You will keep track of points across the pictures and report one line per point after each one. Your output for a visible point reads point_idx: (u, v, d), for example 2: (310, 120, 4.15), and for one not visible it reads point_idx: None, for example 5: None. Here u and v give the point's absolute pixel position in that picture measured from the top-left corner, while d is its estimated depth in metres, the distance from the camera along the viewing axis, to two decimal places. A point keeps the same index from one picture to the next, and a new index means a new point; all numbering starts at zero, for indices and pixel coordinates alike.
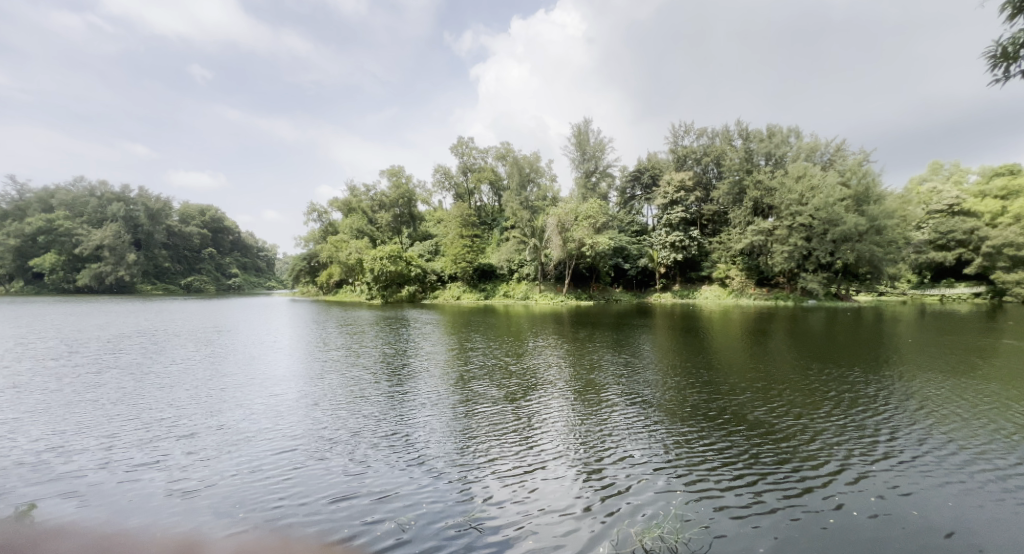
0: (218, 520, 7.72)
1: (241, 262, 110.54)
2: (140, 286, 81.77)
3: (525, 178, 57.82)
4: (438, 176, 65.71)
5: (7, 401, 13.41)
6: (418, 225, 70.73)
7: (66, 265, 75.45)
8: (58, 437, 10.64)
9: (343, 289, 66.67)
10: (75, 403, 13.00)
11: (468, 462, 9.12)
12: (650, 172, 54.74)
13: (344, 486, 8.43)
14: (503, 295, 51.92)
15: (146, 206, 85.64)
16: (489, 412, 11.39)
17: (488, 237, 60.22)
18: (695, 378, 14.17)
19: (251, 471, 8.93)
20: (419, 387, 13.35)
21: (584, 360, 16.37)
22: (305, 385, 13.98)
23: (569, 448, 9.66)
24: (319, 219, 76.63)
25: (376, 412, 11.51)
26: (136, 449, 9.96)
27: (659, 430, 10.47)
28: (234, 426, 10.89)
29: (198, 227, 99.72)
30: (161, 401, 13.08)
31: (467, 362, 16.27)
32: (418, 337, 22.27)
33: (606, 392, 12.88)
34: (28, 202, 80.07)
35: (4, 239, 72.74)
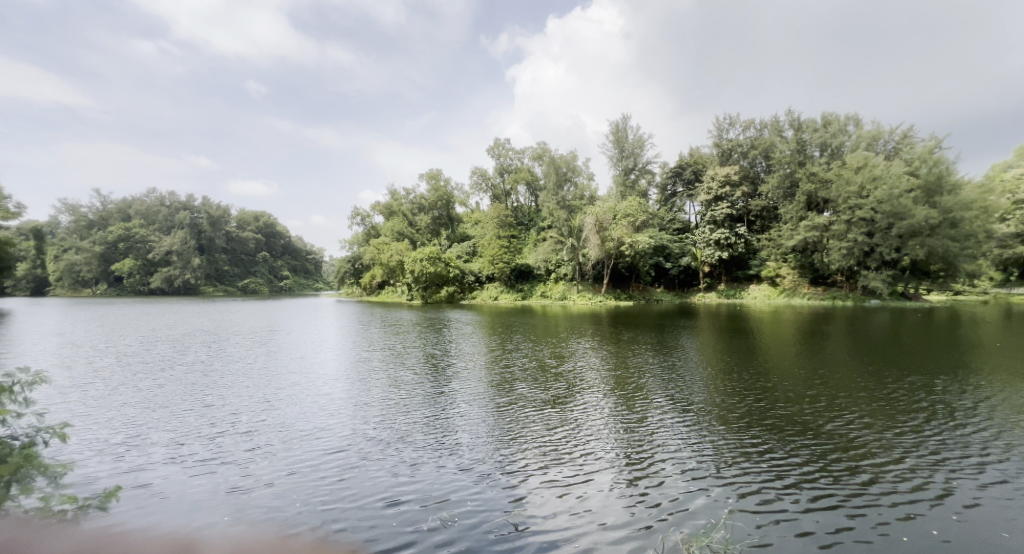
0: (277, 518, 7.85)
1: (294, 265, 114.79)
2: (204, 289, 86.71)
3: (563, 177, 57.49)
4: (476, 178, 66.24)
5: (87, 394, 14.30)
6: (457, 227, 71.43)
7: (142, 269, 81.87)
8: (133, 430, 11.22)
9: (386, 290, 68.10)
10: (144, 399, 13.71)
11: (514, 468, 9.05)
12: (692, 167, 53.74)
13: (398, 489, 8.44)
14: (541, 296, 51.90)
15: (209, 214, 90.76)
16: (534, 415, 11.35)
17: (526, 237, 60.27)
18: (751, 383, 13.77)
19: (313, 471, 9.07)
20: (463, 389, 13.41)
21: (628, 363, 16.16)
22: (353, 385, 14.32)
23: (615, 455, 9.48)
24: (362, 222, 78.48)
25: (422, 412, 11.65)
26: (202, 444, 10.33)
27: (710, 440, 10.17)
28: (290, 425, 11.12)
29: (254, 232, 104.28)
30: (222, 398, 13.54)
31: (509, 362, 16.35)
32: (460, 338, 22.48)
33: (652, 396, 12.69)
34: (109, 212, 87.41)
35: (90, 246, 79.56)
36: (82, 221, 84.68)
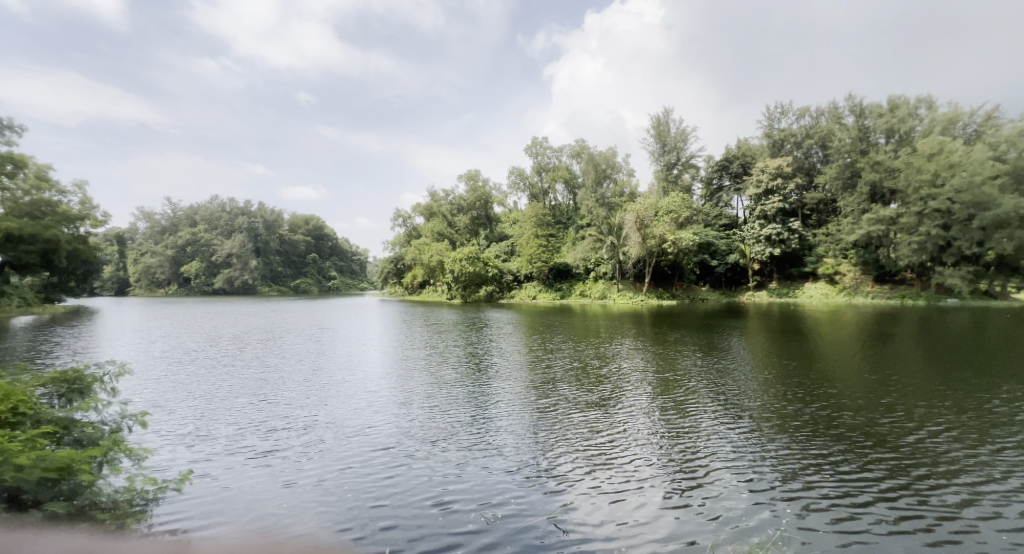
0: (328, 511, 7.84)
1: (341, 265, 117.63)
2: (260, 289, 90.74)
3: (602, 174, 56.64)
4: (513, 177, 66.20)
5: (153, 388, 14.98)
6: (496, 227, 71.62)
7: (207, 271, 88.06)
8: (201, 422, 11.70)
9: (427, 289, 68.85)
10: (206, 393, 14.23)
11: (556, 471, 8.89)
12: (739, 161, 52.33)
13: (448, 490, 8.32)
14: (579, 295, 51.52)
15: (264, 219, 94.76)
16: (577, 417, 11.23)
17: (563, 236, 59.77)
18: (811, 389, 13.09)
19: (366, 469, 9.08)
20: (504, 390, 13.34)
21: (672, 365, 15.74)
22: (394, 384, 14.37)
23: (662, 462, 9.20)
24: (404, 223, 79.83)
25: (465, 413, 11.62)
26: (260, 439, 10.57)
27: (764, 449, 9.74)
28: (343, 423, 11.25)
29: (303, 235, 107.45)
30: (277, 394, 13.88)
31: (549, 362, 16.26)
32: (499, 337, 22.38)
33: (698, 399, 12.38)
34: (179, 218, 95.22)
35: (163, 250, 85.89)
36: (157, 228, 94.16)
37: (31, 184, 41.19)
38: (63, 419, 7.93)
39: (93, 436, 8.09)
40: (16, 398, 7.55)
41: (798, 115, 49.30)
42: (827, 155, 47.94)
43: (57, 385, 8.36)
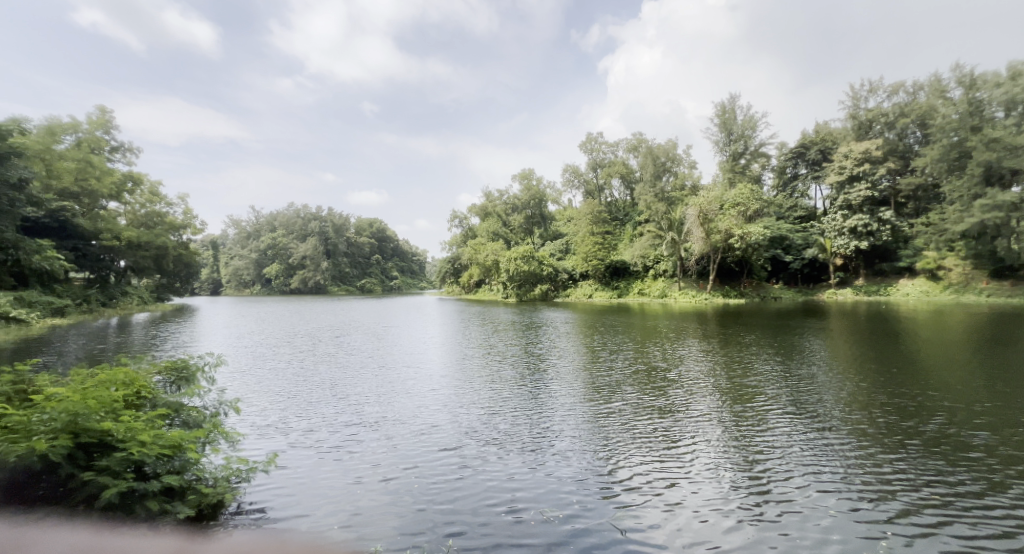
0: (393, 509, 7.62)
1: (402, 266, 120.79)
2: (331, 289, 95.16)
3: (661, 168, 55.18)
4: (568, 175, 65.77)
5: (240, 380, 15.83)
6: (550, 225, 71.33)
7: (283, 272, 93.47)
8: (276, 414, 12.17)
9: (483, 288, 69.45)
10: (287, 386, 14.89)
11: (614, 475, 8.50)
12: (817, 146, 50.15)
13: (514, 494, 7.92)
14: (638, 293, 50.75)
15: (333, 222, 99.49)
16: (635, 421, 10.83)
17: (620, 233, 58.71)
18: (910, 399, 11.85)
19: (424, 464, 9.01)
20: (560, 392, 13.07)
21: (740, 369, 15.00)
22: (453, 384, 14.35)
23: (730, 469, 8.66)
24: (460, 224, 80.97)
25: (521, 414, 11.40)
26: (331, 434, 10.75)
27: (845, 458, 8.95)
28: (408, 421, 11.24)
29: (368, 237, 111.28)
30: (348, 390, 14.19)
31: (607, 364, 15.90)
32: (555, 338, 22.12)
33: (771, 405, 11.69)
34: (260, 225, 101.93)
35: (247, 254, 92.67)
36: (244, 233, 101.48)
37: (146, 199, 48.01)
38: (173, 403, 8.44)
39: (197, 419, 8.58)
40: (139, 382, 8.14)
41: (889, 92, 46.37)
42: (926, 135, 44.75)
43: (168, 373, 8.95)
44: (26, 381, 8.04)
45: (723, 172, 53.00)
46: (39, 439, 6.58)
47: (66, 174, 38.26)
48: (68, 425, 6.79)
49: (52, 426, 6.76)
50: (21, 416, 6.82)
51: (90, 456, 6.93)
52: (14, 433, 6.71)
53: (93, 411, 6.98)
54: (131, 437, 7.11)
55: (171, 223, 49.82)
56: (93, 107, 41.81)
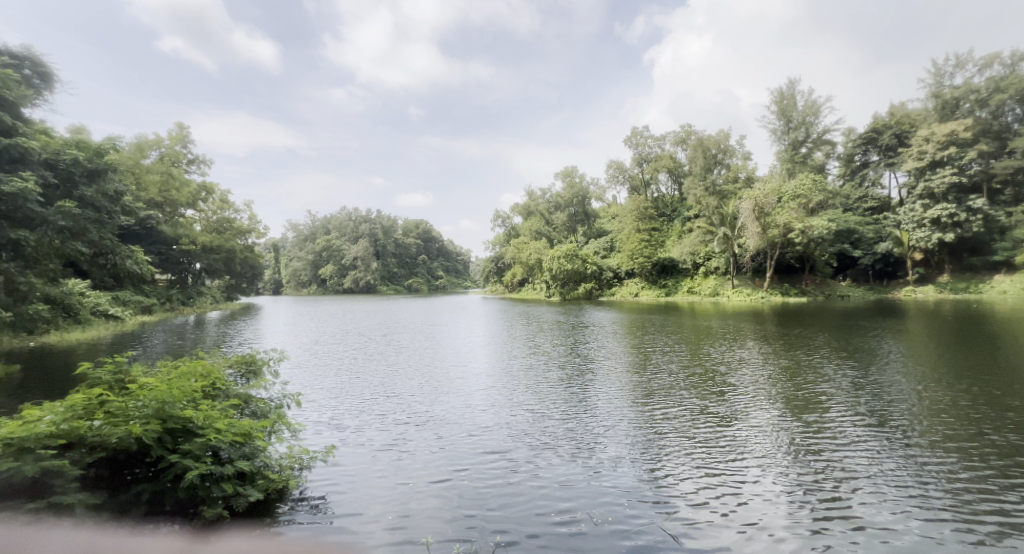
0: (441, 512, 7.52)
1: (447, 265, 122.17)
2: (381, 288, 97.48)
3: (712, 160, 53.59)
4: (612, 171, 65.00)
5: (302, 376, 16.26)
6: (593, 223, 70.17)
7: (336, 273, 96.38)
8: (331, 410, 12.42)
9: (525, 288, 69.29)
10: (344, 384, 15.13)
11: (663, 479, 8.22)
12: (893, 130, 47.40)
13: (564, 500, 7.70)
14: (687, 291, 49.62)
15: (382, 224, 101.84)
16: (685, 425, 10.50)
17: (668, 229, 57.64)
18: (999, 408, 10.86)
19: (471, 466, 8.94)
20: (606, 394, 12.82)
21: (797, 372, 14.35)
22: (500, 384, 14.29)
23: (789, 476, 8.24)
24: (501, 224, 81.35)
25: (567, 416, 11.24)
26: (383, 432, 10.82)
27: (920, 471, 8.31)
28: (458, 422, 11.18)
29: (414, 238, 113.24)
30: (400, 389, 14.27)
31: (655, 366, 15.48)
32: (600, 338, 21.83)
33: (831, 410, 11.11)
34: (316, 228, 105.74)
35: (303, 255, 96.28)
36: (301, 236, 105.52)
37: (218, 206, 50.47)
38: (243, 394, 8.83)
39: (263, 410, 8.98)
40: (214, 374, 8.53)
41: (979, 66, 43.62)
42: None
43: (238, 367, 9.48)
44: (122, 369, 8.58)
45: (781, 163, 51.04)
46: (133, 424, 7.16)
47: (153, 186, 41.43)
48: (156, 413, 7.37)
49: (146, 412, 7.38)
50: (120, 401, 7.41)
51: (175, 440, 7.42)
52: (114, 417, 7.30)
53: (177, 400, 7.55)
54: (208, 425, 7.54)
55: (242, 229, 52.28)
56: (176, 125, 47.36)
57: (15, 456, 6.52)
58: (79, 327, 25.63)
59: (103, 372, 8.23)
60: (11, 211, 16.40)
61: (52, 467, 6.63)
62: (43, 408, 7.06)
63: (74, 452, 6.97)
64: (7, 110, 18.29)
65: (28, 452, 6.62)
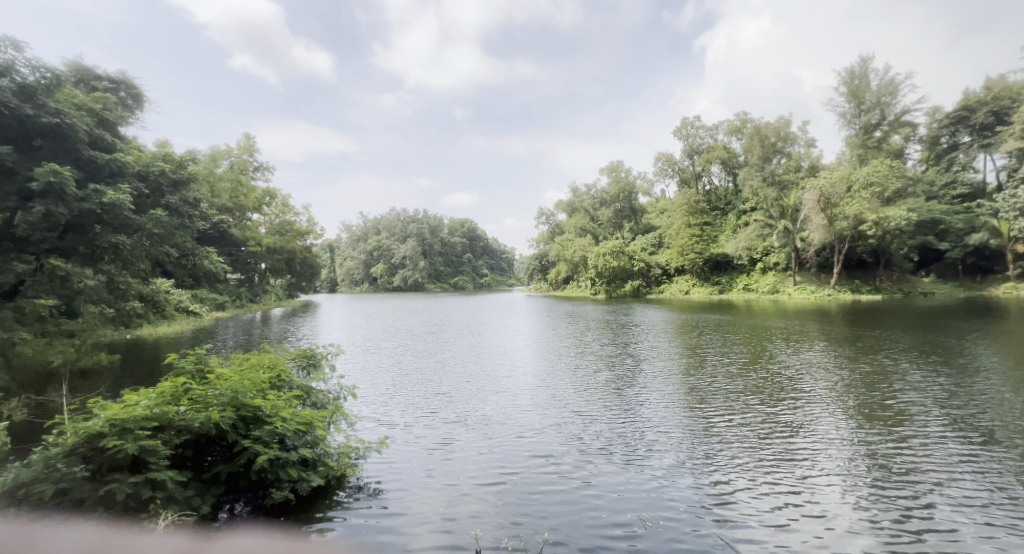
0: (490, 513, 7.43)
1: (492, 264, 122.55)
2: (428, 286, 99.20)
3: (770, 149, 51.52)
4: (661, 164, 63.46)
5: (359, 372, 16.54)
6: (641, 218, 68.61)
7: (387, 272, 98.62)
8: (385, 406, 12.57)
9: (570, 285, 68.90)
10: (399, 380, 15.28)
11: (721, 483, 7.96)
12: (992, 106, 42.99)
13: (617, 504, 7.50)
14: (743, 289, 48.08)
15: (429, 224, 103.36)
16: (743, 429, 10.12)
17: (721, 224, 56.13)
18: None
19: (520, 469, 8.73)
20: (659, 395, 12.51)
21: (867, 376, 13.58)
22: (548, 384, 14.07)
23: (858, 484, 7.82)
24: (546, 222, 80.94)
25: (620, 418, 11.02)
26: (434, 430, 10.86)
27: (1006, 486, 7.70)
28: (509, 421, 11.12)
29: (460, 237, 114.20)
30: (452, 388, 14.26)
31: (709, 368, 14.99)
32: (651, 338, 21.34)
33: (906, 417, 10.44)
34: (367, 228, 108.53)
35: (357, 255, 99.31)
36: (353, 237, 108.63)
37: (280, 210, 52.34)
38: (305, 386, 9.25)
39: (323, 401, 9.36)
40: (279, 366, 8.96)
41: None
42: None
43: (300, 360, 9.74)
44: (200, 360, 9.02)
45: (851, 150, 48.30)
46: (213, 410, 7.61)
47: (224, 192, 43.87)
48: (230, 401, 7.83)
49: (222, 399, 7.80)
50: (200, 389, 7.86)
51: (248, 427, 7.88)
52: (196, 403, 7.73)
53: (247, 390, 8.02)
54: (275, 413, 8.07)
55: (302, 230, 53.87)
56: (243, 136, 49.59)
57: (119, 435, 6.92)
58: (163, 322, 27.48)
59: (185, 363, 8.66)
60: (110, 220, 17.09)
61: (148, 446, 6.96)
62: (140, 392, 7.51)
63: (165, 433, 7.39)
64: (108, 129, 19.33)
65: (128, 432, 6.99)
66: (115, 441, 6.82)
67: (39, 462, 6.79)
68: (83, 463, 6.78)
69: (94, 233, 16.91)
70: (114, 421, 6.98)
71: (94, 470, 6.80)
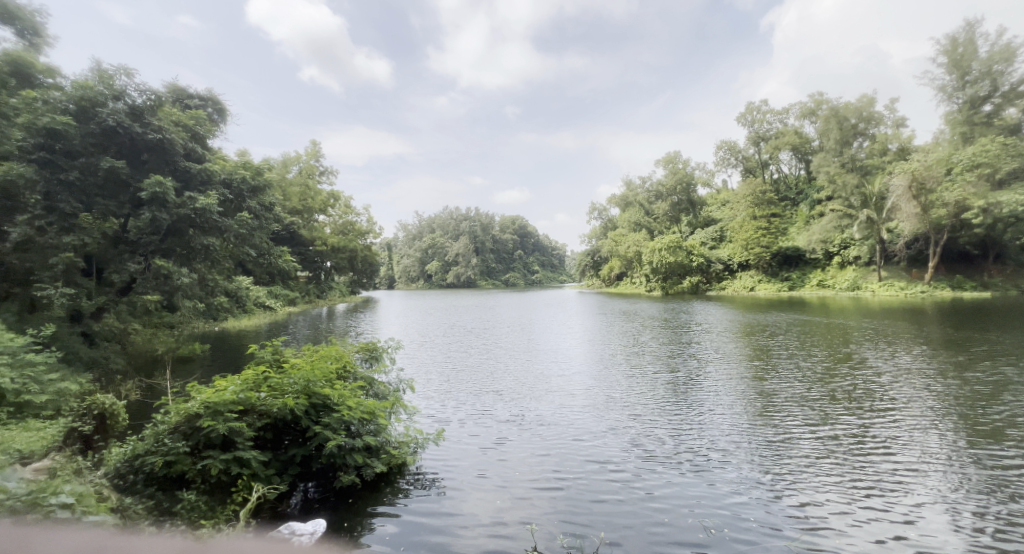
0: (547, 513, 7.32)
1: (543, 260, 121.91)
2: (481, 283, 99.80)
3: (850, 132, 47.48)
4: (723, 153, 61.48)
5: (421, 366, 16.72)
6: (699, 211, 66.54)
7: (440, 269, 100.17)
8: (446, 401, 12.59)
9: (624, 282, 67.68)
10: (458, 376, 15.26)
11: (798, 493, 7.56)
12: None
13: (682, 511, 7.24)
14: (817, 285, 45.70)
15: (481, 222, 104.15)
16: (821, 437, 9.52)
17: (791, 216, 53.65)
18: None
19: (578, 472, 8.45)
20: (727, 398, 11.98)
21: (965, 383, 12.42)
22: (608, 384, 13.72)
23: (950, 502, 7.25)
24: (599, 217, 79.72)
25: (686, 420, 10.63)
26: (492, 426, 10.82)
27: None
28: (569, 420, 10.96)
29: (511, 233, 114.22)
30: (510, 385, 14.13)
31: (781, 371, 14.23)
32: (715, 337, 20.51)
33: (1015, 432, 9.44)
34: (422, 228, 110.44)
35: (412, 252, 101.59)
36: (409, 235, 111.08)
37: (342, 211, 53.89)
38: (367, 377, 9.34)
39: (384, 393, 9.47)
40: (345, 357, 9.09)
41: None
42: None
43: (363, 353, 9.85)
44: (276, 350, 9.36)
45: (951, 127, 39.85)
46: (288, 396, 7.97)
47: (294, 196, 45.70)
48: (303, 389, 8.17)
49: (297, 387, 8.16)
50: (277, 377, 8.23)
51: (318, 414, 8.17)
52: (274, 390, 8.12)
53: (318, 379, 8.33)
54: (342, 402, 8.31)
55: (363, 229, 55.14)
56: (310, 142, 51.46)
57: (210, 416, 7.51)
58: (243, 316, 29.08)
59: (264, 352, 8.98)
60: (201, 223, 17.75)
61: (235, 428, 7.45)
62: (228, 379, 8.06)
63: (249, 416, 7.80)
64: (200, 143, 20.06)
65: (218, 414, 7.57)
66: (209, 422, 7.40)
67: (150, 436, 7.55)
68: (184, 440, 7.40)
69: (189, 236, 17.71)
70: (207, 404, 7.58)
71: (193, 446, 7.38)
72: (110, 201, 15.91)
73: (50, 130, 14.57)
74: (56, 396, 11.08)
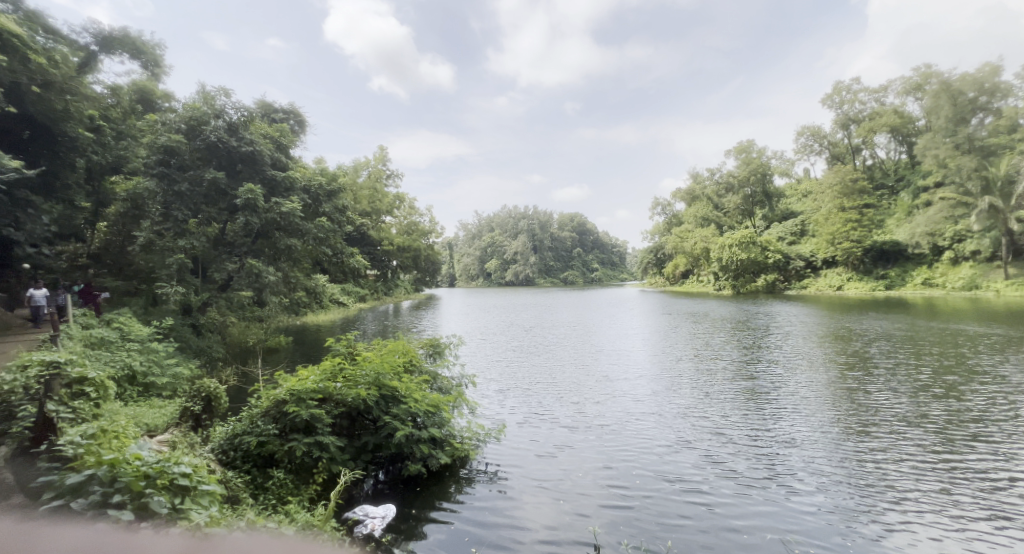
0: (615, 520, 7.05)
1: (601, 257, 119.75)
2: (540, 281, 99.43)
3: (966, 107, 41.43)
4: (805, 138, 58.19)
5: (487, 365, 16.54)
6: (776, 204, 63.16)
7: (499, 267, 100.78)
8: (515, 400, 12.36)
9: (689, 280, 65.56)
10: (524, 376, 14.97)
11: (909, 524, 6.81)
12: None
13: (768, 530, 6.75)
14: (921, 284, 42.30)
15: (539, 220, 103.67)
16: (932, 460, 8.56)
17: (888, 206, 49.83)
18: None
19: (653, 483, 8.08)
20: (817, 411, 11.03)
21: None
22: (683, 390, 13.01)
23: None
24: (663, 212, 77.31)
25: (771, 434, 9.88)
26: (563, 428, 10.50)
27: None
28: (645, 426, 10.48)
29: (569, 231, 113.06)
30: (578, 386, 13.72)
31: (877, 383, 12.99)
32: (795, 343, 19.14)
33: None
34: (481, 227, 111.31)
35: (472, 251, 102.86)
36: (469, 235, 112.21)
37: (407, 211, 54.88)
38: (431, 371, 9.26)
39: (446, 386, 9.36)
40: (412, 351, 8.98)
41: None
42: None
43: (428, 348, 9.72)
44: (349, 343, 9.43)
45: None
46: (361, 387, 7.95)
47: (363, 198, 46.77)
48: (374, 380, 8.14)
49: (369, 378, 8.13)
50: (350, 367, 8.23)
51: (388, 406, 8.13)
52: (348, 380, 8.13)
53: (388, 372, 8.27)
54: (410, 396, 8.23)
55: (426, 230, 55.99)
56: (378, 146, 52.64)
57: (295, 402, 7.60)
58: (319, 312, 30.17)
59: (338, 344, 9.08)
60: (286, 226, 18.10)
61: (315, 414, 7.49)
62: (308, 368, 8.17)
63: (328, 404, 7.84)
64: (284, 152, 20.52)
65: (301, 400, 7.66)
66: (294, 407, 7.51)
67: (246, 418, 7.82)
68: (273, 423, 7.59)
69: (276, 238, 18.15)
70: (292, 391, 7.73)
71: (281, 429, 7.52)
72: (211, 209, 16.92)
73: (167, 148, 16.30)
74: (173, 379, 11.97)
